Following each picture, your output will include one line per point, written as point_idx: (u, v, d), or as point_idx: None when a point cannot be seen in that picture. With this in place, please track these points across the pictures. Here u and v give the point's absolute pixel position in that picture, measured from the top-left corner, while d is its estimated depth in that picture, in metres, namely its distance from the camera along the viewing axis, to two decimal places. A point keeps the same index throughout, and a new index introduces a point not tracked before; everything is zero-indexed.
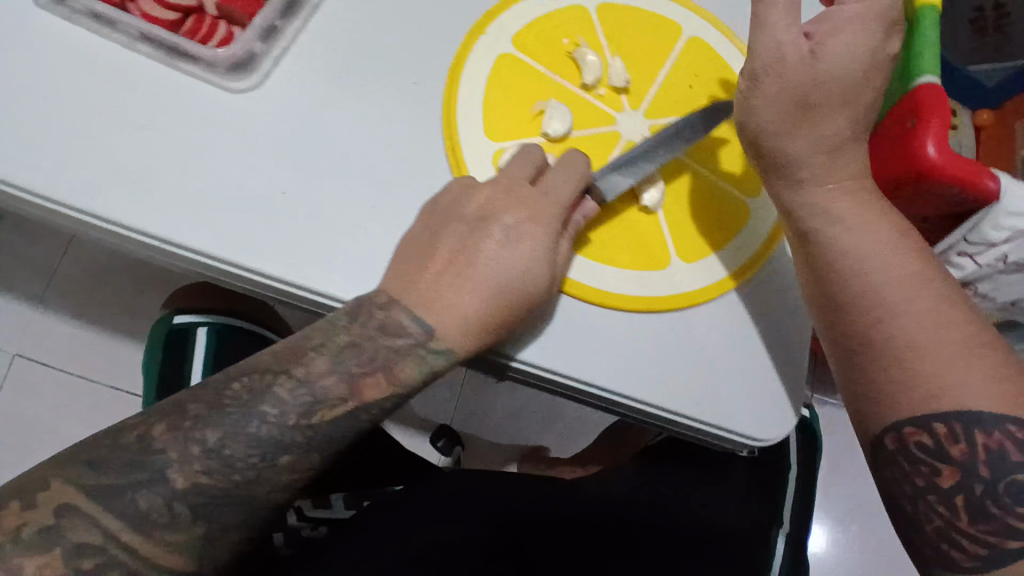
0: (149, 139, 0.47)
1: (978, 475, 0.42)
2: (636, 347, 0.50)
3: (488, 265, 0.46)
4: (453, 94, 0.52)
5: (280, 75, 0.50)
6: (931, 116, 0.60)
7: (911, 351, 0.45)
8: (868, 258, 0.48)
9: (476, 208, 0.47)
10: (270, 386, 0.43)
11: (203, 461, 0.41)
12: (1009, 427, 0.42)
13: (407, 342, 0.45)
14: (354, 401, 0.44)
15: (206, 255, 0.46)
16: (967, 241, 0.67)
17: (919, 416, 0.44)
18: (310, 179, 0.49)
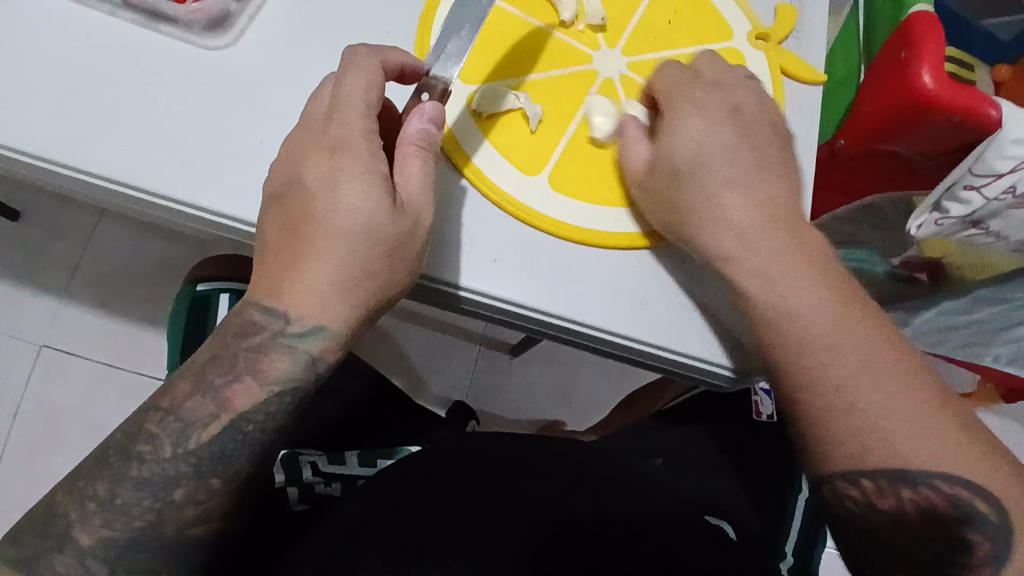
0: (115, 90, 0.44)
1: (917, 527, 0.38)
2: (625, 287, 0.47)
3: (325, 234, 0.40)
4: (426, 37, 0.48)
5: (257, 31, 0.47)
6: (925, 44, 0.59)
7: (861, 417, 0.39)
8: (792, 311, 0.42)
9: (315, 168, 0.41)
10: (145, 422, 0.41)
11: (101, 514, 0.40)
12: (939, 484, 0.38)
13: (264, 336, 0.41)
14: (227, 413, 0.40)
15: (168, 198, 0.43)
16: (972, 173, 0.62)
17: (851, 471, 0.39)
18: (279, 121, 0.45)
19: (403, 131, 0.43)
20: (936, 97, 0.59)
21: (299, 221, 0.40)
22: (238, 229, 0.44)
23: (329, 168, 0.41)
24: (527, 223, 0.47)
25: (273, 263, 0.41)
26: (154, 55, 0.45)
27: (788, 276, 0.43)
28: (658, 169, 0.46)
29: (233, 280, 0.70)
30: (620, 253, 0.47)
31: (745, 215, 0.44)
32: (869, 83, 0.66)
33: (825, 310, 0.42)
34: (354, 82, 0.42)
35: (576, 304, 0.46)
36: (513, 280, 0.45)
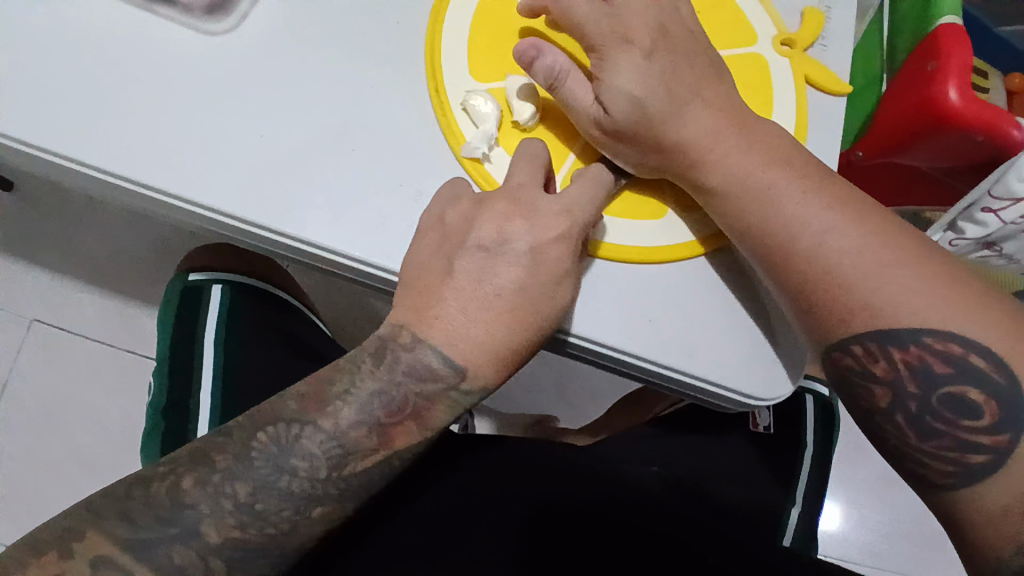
0: (111, 78, 0.42)
1: (910, 394, 0.37)
2: (655, 299, 0.43)
3: (511, 292, 0.39)
4: (436, 32, 0.44)
5: (258, 16, 0.44)
6: (952, 55, 0.57)
7: (852, 284, 0.38)
8: (769, 198, 0.40)
9: (490, 225, 0.39)
10: (298, 437, 0.38)
11: (236, 516, 0.37)
12: (929, 338, 0.36)
13: (438, 387, 0.39)
14: (386, 450, 0.39)
15: (169, 194, 0.41)
16: (991, 195, 0.61)
17: (842, 338, 0.39)
18: (283, 112, 0.42)
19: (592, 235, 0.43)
20: (962, 114, 0.57)
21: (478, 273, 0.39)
22: (239, 228, 0.42)
23: (505, 220, 0.39)
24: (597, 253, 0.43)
25: (460, 306, 0.39)
26: (150, 42, 0.43)
27: (749, 170, 0.40)
28: (617, 118, 0.39)
29: (229, 271, 0.67)
30: (633, 267, 0.43)
31: (713, 135, 0.40)
32: (900, 94, 0.61)
33: (786, 176, 0.40)
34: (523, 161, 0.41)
35: (683, 346, 0.43)
36: (660, 319, 0.43)
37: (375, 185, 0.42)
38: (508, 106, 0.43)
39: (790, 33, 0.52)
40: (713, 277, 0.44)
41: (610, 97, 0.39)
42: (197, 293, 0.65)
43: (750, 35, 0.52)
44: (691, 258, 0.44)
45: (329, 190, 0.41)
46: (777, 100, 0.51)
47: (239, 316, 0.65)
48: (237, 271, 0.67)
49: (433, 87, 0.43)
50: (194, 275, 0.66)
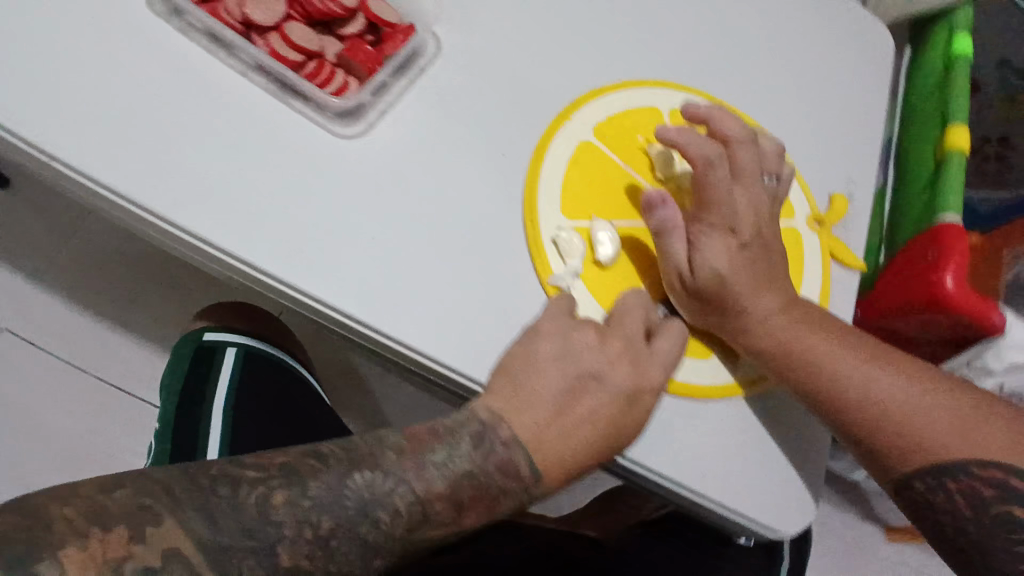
0: (242, 162, 0.46)
1: (968, 516, 0.48)
2: (713, 440, 0.50)
3: (609, 424, 0.47)
4: (537, 170, 0.51)
5: (386, 128, 0.50)
6: (953, 249, 0.65)
7: (904, 434, 0.49)
8: (823, 360, 0.51)
9: (621, 376, 0.48)
10: (390, 492, 0.40)
11: (314, 545, 0.38)
12: (972, 469, 0.47)
13: (518, 485, 0.44)
14: (455, 526, 0.42)
15: (275, 279, 0.45)
16: (969, 367, 0.73)
17: (914, 473, 0.49)
18: (401, 220, 0.48)
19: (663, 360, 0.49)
20: (957, 301, 0.65)
21: (598, 409, 0.47)
22: (337, 316, 0.46)
23: (632, 382, 0.48)
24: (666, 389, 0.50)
25: (556, 423, 0.46)
26: (291, 131, 0.48)
27: (813, 354, 0.51)
28: (707, 278, 0.50)
29: (244, 336, 0.77)
30: (691, 401, 0.51)
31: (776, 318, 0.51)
32: (899, 271, 0.71)
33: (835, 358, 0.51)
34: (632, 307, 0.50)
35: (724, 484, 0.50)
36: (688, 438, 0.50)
37: (474, 300, 0.48)
38: (591, 246, 0.51)
39: (821, 212, 0.60)
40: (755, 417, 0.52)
41: (701, 263, 0.50)
42: (211, 351, 0.76)
43: (790, 210, 0.59)
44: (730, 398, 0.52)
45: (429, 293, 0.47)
46: (806, 268, 0.59)
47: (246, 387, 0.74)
48: None
49: (529, 218, 0.50)
50: (209, 335, 0.76)
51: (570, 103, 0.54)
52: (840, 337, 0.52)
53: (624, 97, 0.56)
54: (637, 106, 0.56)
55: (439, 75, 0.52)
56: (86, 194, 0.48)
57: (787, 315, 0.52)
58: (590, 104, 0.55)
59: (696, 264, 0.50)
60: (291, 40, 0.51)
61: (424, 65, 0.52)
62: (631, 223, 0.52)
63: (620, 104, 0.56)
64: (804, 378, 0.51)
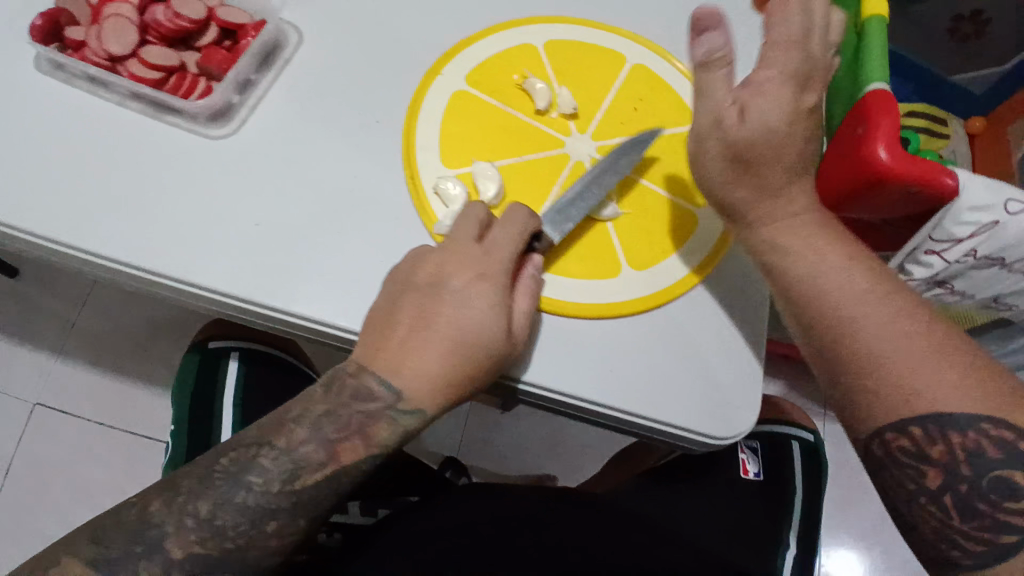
0: (132, 181, 0.48)
1: (961, 474, 0.38)
2: (615, 349, 0.49)
3: (450, 328, 0.43)
4: (411, 128, 0.51)
5: (257, 121, 0.50)
6: (881, 117, 0.62)
7: (883, 357, 0.41)
8: (820, 272, 0.45)
9: (458, 281, 0.44)
10: (255, 456, 0.42)
11: (197, 531, 0.40)
12: (985, 425, 0.37)
13: (375, 406, 0.43)
14: (335, 463, 0.42)
15: (167, 276, 0.46)
16: (933, 239, 0.68)
17: (898, 421, 0.40)
18: (283, 204, 0.48)
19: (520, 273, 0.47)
20: (892, 171, 0.62)
21: (433, 318, 0.43)
22: (239, 305, 0.47)
23: (468, 282, 0.44)
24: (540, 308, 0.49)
25: (400, 345, 0.43)
26: (169, 141, 0.49)
27: (804, 250, 0.45)
28: (754, 141, 0.45)
29: (246, 340, 0.73)
30: (599, 320, 0.49)
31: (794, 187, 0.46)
32: (838, 154, 0.68)
33: (831, 264, 0.44)
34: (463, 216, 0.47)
35: (644, 394, 0.48)
36: (579, 348, 0.49)
37: (365, 263, 0.47)
38: (475, 189, 0.50)
39: None
40: (679, 327, 0.50)
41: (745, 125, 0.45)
42: (214, 362, 0.72)
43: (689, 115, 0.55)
44: (647, 310, 0.50)
45: (321, 267, 0.47)
46: None
47: (252, 399, 0.70)
48: (251, 339, 0.73)
49: (409, 174, 0.49)
50: (212, 343, 0.72)
51: (440, 58, 0.54)
52: (855, 253, 0.46)
53: (493, 41, 0.55)
54: (509, 48, 0.55)
55: (305, 60, 0.53)
56: (12, 244, 0.51)
57: (789, 197, 0.46)
58: (460, 54, 0.54)
59: (732, 122, 0.45)
60: (147, 59, 0.51)
61: (288, 55, 0.52)
62: (517, 159, 0.51)
63: (489, 48, 0.55)
64: (800, 283, 0.45)
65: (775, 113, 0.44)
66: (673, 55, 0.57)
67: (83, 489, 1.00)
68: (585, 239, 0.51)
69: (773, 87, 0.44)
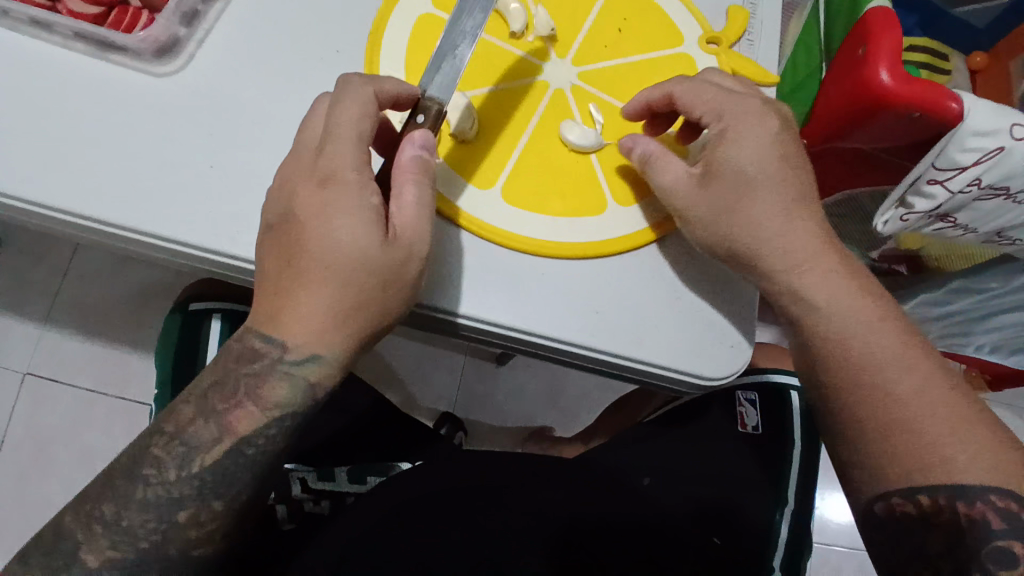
0: (71, 123, 0.44)
1: (960, 540, 0.39)
2: (591, 286, 0.46)
3: (315, 266, 0.40)
4: (373, 59, 0.47)
5: (206, 56, 0.46)
6: (880, 37, 0.59)
7: (906, 413, 0.42)
8: (838, 321, 0.44)
9: (308, 201, 0.40)
10: (150, 447, 0.42)
11: (107, 536, 0.41)
12: (993, 496, 0.38)
13: (263, 363, 0.41)
14: (228, 437, 0.41)
15: (111, 224, 0.43)
16: (936, 167, 0.62)
17: (905, 487, 0.41)
18: (237, 145, 0.45)
19: (397, 161, 0.41)
20: (896, 94, 0.58)
21: (297, 252, 0.40)
22: (196, 254, 0.44)
23: (320, 201, 0.40)
24: (480, 235, 0.45)
25: (274, 294, 0.41)
26: (114, 81, 0.45)
27: (835, 295, 0.45)
28: (721, 168, 0.46)
29: (227, 301, 0.70)
30: (579, 262, 0.46)
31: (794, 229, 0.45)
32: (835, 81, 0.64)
33: (867, 315, 0.45)
34: (314, 131, 0.43)
35: (629, 335, 0.45)
36: (527, 286, 0.45)
37: None
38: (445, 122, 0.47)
39: (715, 32, 0.55)
40: (663, 266, 0.48)
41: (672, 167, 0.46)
42: (195, 322, 0.69)
43: (675, 36, 0.54)
44: (631, 249, 0.47)
45: None
46: None
47: None
48: (235, 300, 0.70)
49: None
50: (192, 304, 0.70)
51: None
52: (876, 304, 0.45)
53: None
54: None
55: None
56: None
57: (793, 253, 0.45)
58: None
59: (706, 167, 0.47)
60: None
61: None
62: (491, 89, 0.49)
63: None
64: (817, 341, 0.45)
65: (756, 179, 0.45)
66: None
67: (78, 455, 0.98)
68: (558, 176, 0.48)
69: (738, 146, 0.46)
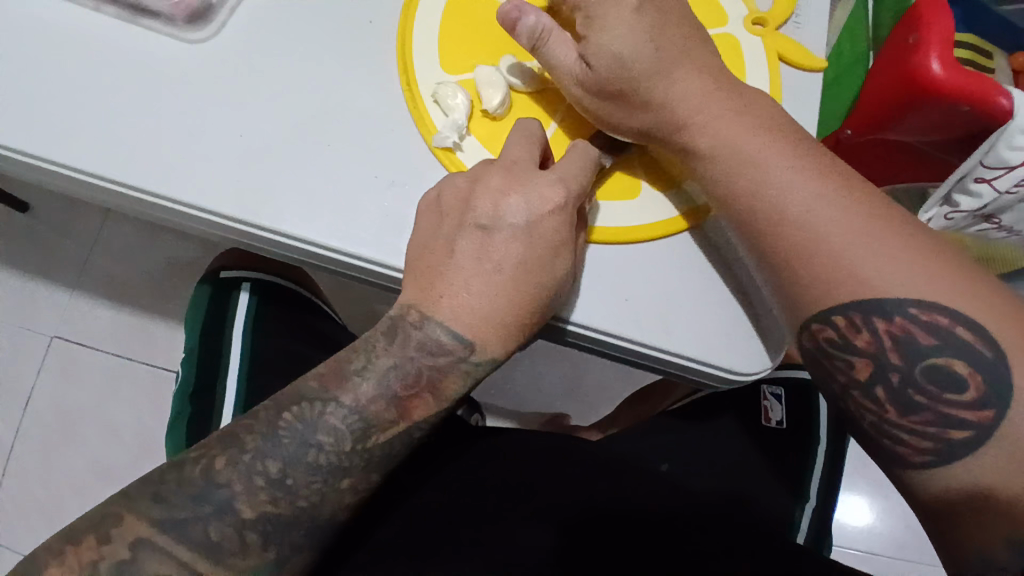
0: (104, 90, 0.44)
1: (891, 364, 0.39)
2: (702, 267, 0.46)
3: (518, 267, 0.40)
4: (406, 31, 0.46)
5: (238, 23, 0.46)
6: (931, 23, 0.56)
7: (787, 226, 0.41)
8: (738, 154, 0.43)
9: (526, 205, 0.40)
10: (321, 414, 0.39)
11: (268, 489, 0.37)
12: (912, 310, 0.38)
13: (446, 360, 0.40)
14: (406, 421, 0.40)
15: (140, 191, 0.42)
16: (983, 165, 0.60)
17: (823, 311, 0.41)
18: (263, 113, 0.44)
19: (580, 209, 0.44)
20: (945, 85, 0.55)
21: (515, 260, 0.40)
22: (224, 225, 0.43)
23: (543, 208, 0.40)
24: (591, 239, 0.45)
25: (466, 292, 0.40)
26: (143, 51, 0.45)
27: (732, 133, 0.43)
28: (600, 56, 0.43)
29: (256, 270, 0.69)
30: (607, 248, 0.45)
31: (702, 102, 0.44)
32: (880, 73, 0.61)
33: (803, 190, 0.42)
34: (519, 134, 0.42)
35: (661, 321, 0.44)
36: (665, 263, 0.45)
37: (350, 178, 0.43)
38: (478, 97, 0.45)
39: (761, 12, 0.53)
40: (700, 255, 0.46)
41: (597, 52, 0.43)
42: (226, 292, 0.68)
43: (720, 15, 0.52)
44: (673, 235, 0.46)
45: (306, 180, 0.43)
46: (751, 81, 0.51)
47: (263, 325, 0.66)
48: (257, 270, 0.69)
49: (406, 80, 0.45)
50: (225, 272, 0.69)
51: None
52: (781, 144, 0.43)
53: None
54: None
55: None
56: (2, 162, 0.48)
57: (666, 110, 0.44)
58: None
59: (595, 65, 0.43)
60: None
61: None
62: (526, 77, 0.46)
63: None
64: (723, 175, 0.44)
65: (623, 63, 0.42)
66: None
67: (104, 425, 1.00)
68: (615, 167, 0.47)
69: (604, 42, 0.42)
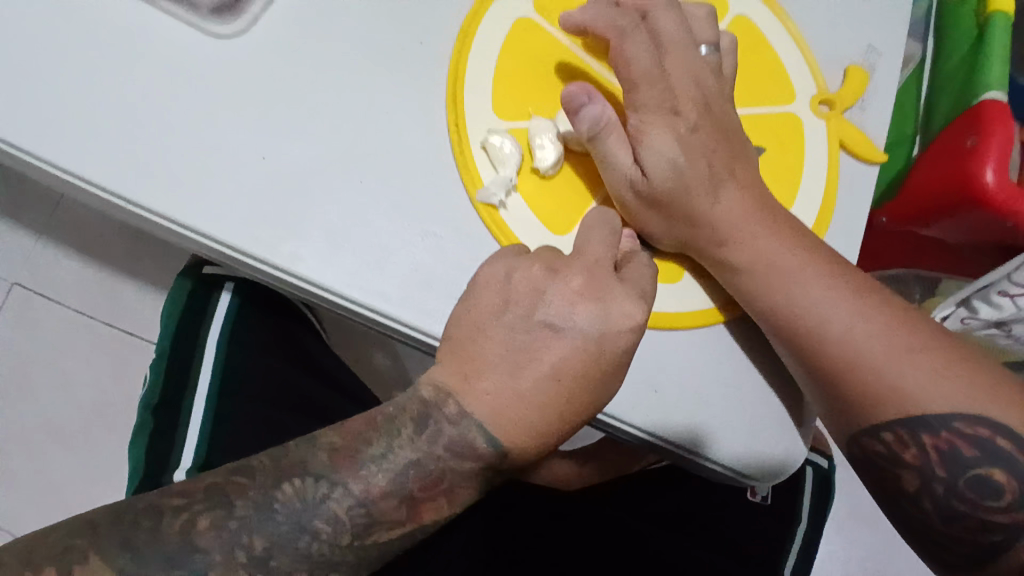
0: (106, 77, 0.38)
1: (937, 476, 0.39)
2: (735, 365, 0.44)
3: (569, 378, 0.37)
4: (460, 66, 0.42)
5: (272, 22, 0.41)
6: (994, 129, 0.54)
7: (831, 344, 0.41)
8: (786, 272, 0.42)
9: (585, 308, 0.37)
10: (325, 497, 0.35)
11: (249, 570, 0.34)
12: (957, 425, 0.39)
13: (473, 466, 0.37)
14: (413, 523, 0.37)
15: (139, 206, 0.37)
16: (1010, 279, 0.58)
17: (874, 425, 0.41)
18: (291, 132, 0.39)
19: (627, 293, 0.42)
20: (997, 197, 0.53)
21: (569, 370, 0.37)
22: (231, 256, 0.39)
23: (597, 310, 0.37)
24: None
25: (512, 391, 0.36)
26: (158, 36, 0.39)
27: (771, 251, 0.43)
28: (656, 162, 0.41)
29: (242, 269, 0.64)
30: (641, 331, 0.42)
31: (745, 215, 0.43)
32: (928, 171, 0.59)
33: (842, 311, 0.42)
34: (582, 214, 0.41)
35: (689, 421, 0.41)
36: (706, 360, 0.43)
37: (380, 223, 0.39)
38: (530, 151, 0.42)
39: (828, 93, 0.50)
40: (730, 351, 0.44)
41: (652, 159, 0.41)
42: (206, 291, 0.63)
43: (786, 90, 0.49)
44: (703, 326, 0.43)
45: (330, 219, 0.39)
46: (808, 166, 0.48)
47: (242, 333, 0.62)
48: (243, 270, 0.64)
49: (454, 119, 0.42)
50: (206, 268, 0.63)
51: None
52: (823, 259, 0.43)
53: None
54: None
55: None
56: None
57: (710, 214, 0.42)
58: None
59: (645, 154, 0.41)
60: None
61: None
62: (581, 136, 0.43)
63: None
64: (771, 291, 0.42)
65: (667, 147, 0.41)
66: (783, 16, 0.50)
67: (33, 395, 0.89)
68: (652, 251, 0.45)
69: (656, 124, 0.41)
